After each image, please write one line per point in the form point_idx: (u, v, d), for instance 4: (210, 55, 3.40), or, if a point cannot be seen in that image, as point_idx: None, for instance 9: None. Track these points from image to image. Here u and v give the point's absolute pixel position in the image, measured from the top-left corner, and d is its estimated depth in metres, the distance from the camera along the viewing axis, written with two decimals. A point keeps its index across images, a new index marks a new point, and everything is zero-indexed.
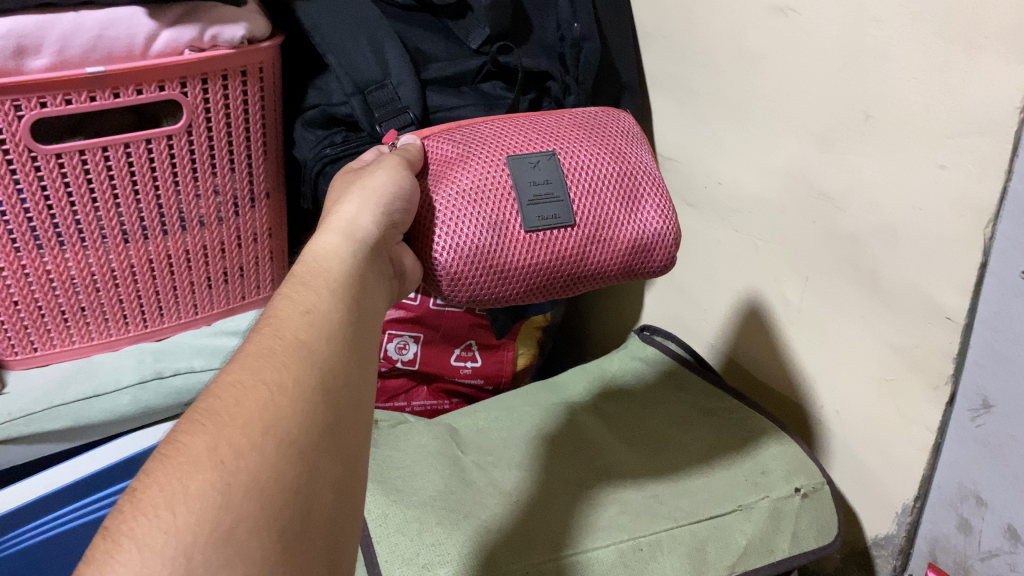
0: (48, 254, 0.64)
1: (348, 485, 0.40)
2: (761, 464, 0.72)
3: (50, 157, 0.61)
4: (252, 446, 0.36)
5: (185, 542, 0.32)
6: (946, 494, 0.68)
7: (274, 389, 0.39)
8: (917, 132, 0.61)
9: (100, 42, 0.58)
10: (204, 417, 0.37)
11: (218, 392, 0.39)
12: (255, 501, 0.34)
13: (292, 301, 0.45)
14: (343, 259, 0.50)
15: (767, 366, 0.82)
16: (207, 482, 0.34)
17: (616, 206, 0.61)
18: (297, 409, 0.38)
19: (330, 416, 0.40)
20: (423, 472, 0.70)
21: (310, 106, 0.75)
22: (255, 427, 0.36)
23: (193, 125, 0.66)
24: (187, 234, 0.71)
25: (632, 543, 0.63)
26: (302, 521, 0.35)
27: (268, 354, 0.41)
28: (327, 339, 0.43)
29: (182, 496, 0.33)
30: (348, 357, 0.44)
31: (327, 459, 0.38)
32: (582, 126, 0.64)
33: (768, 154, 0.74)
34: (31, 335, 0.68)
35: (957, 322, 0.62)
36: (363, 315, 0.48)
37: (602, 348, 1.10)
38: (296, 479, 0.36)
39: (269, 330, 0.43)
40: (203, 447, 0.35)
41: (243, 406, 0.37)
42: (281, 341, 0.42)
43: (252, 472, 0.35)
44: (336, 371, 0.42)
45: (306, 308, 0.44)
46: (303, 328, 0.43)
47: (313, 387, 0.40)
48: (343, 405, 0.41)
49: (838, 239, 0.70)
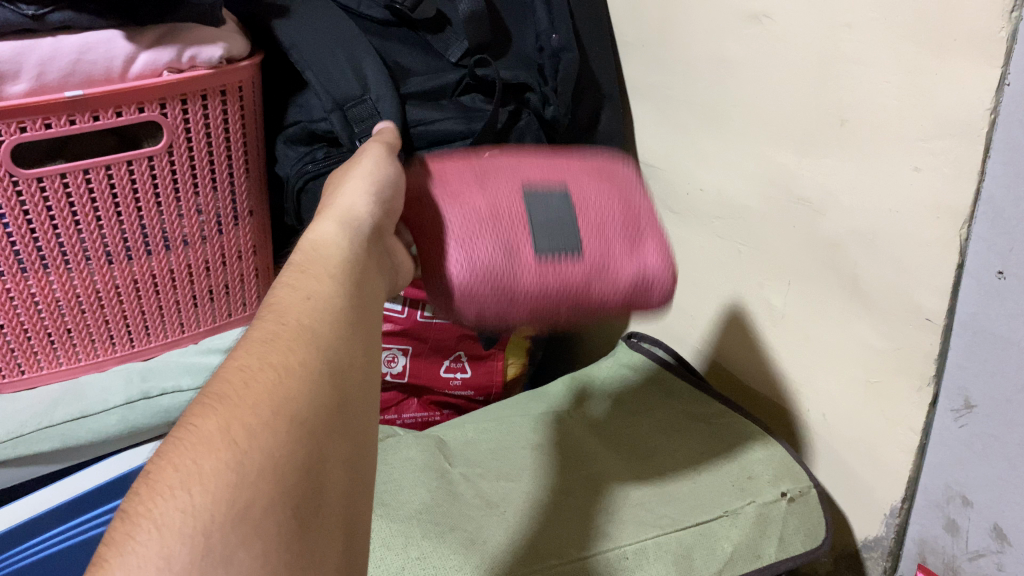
0: (32, 278, 0.65)
1: (357, 470, 0.39)
2: (747, 469, 0.72)
3: (31, 181, 0.61)
4: (266, 424, 0.35)
5: (203, 522, 0.31)
6: (933, 495, 0.68)
7: (282, 372, 0.38)
8: (891, 136, 0.61)
9: (78, 66, 0.59)
10: (214, 400, 0.37)
11: (227, 376, 0.38)
12: (267, 478, 0.33)
13: (294, 289, 0.44)
14: (341, 247, 0.48)
15: (755, 371, 0.82)
16: (221, 463, 0.33)
17: (626, 244, 0.59)
18: (307, 390, 0.38)
19: (338, 397, 0.39)
20: (409, 485, 0.70)
21: (291, 122, 0.75)
22: (265, 407, 0.36)
23: (174, 145, 0.67)
24: (171, 253, 0.72)
25: (618, 551, 0.63)
26: (314, 499, 0.35)
27: (271, 340, 0.40)
28: (331, 326, 0.42)
29: (198, 475, 0.33)
30: (355, 345, 0.43)
31: (336, 440, 0.38)
32: (601, 174, 0.64)
33: (749, 163, 0.75)
34: (18, 358, 0.69)
35: (937, 324, 0.62)
36: (366, 301, 0.47)
37: (591, 357, 1.10)
38: (306, 457, 0.35)
39: (273, 317, 0.42)
40: (216, 429, 0.35)
41: (253, 389, 0.37)
42: (284, 329, 0.41)
43: (265, 451, 0.34)
44: (343, 357, 0.41)
45: (308, 295, 0.43)
46: (308, 313, 0.42)
47: (320, 368, 0.39)
48: (350, 388, 0.40)
49: (818, 245, 0.70)
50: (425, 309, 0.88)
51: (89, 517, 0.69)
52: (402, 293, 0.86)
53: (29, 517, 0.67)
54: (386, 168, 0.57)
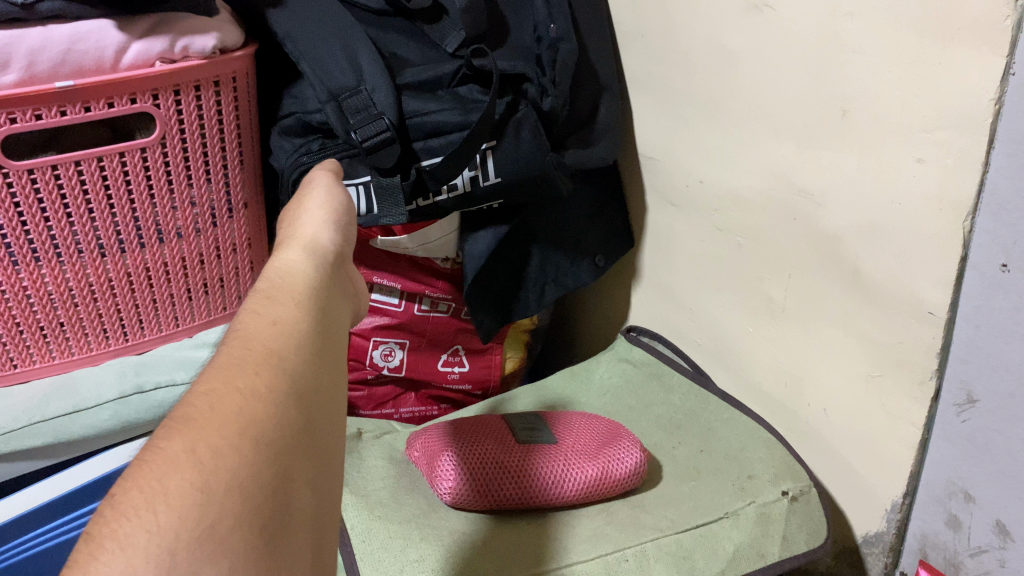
0: (24, 272, 0.64)
1: (319, 484, 0.38)
2: (748, 469, 0.71)
3: (22, 173, 0.60)
4: (231, 446, 0.33)
5: (168, 540, 0.29)
6: (935, 490, 0.67)
7: (249, 395, 0.35)
8: (892, 127, 0.60)
9: (68, 56, 0.58)
10: (179, 424, 0.33)
11: (191, 400, 0.35)
12: (234, 496, 0.31)
13: (257, 314, 0.41)
14: (308, 272, 0.46)
15: (756, 366, 0.81)
16: (187, 482, 0.31)
17: (592, 477, 0.68)
18: (272, 413, 0.35)
19: (305, 420, 0.37)
20: (406, 490, 0.69)
21: (286, 114, 0.74)
22: (231, 428, 0.33)
23: (167, 136, 0.66)
24: (164, 247, 0.71)
25: (617, 554, 0.62)
26: (280, 516, 0.33)
27: (238, 365, 0.36)
28: (296, 351, 0.39)
29: (162, 495, 0.30)
30: (322, 368, 0.41)
31: (300, 456, 0.36)
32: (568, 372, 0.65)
33: (749, 154, 0.74)
34: (11, 353, 0.68)
35: (940, 317, 0.61)
36: (331, 329, 0.44)
37: (589, 351, 1.10)
38: (273, 478, 0.33)
39: (238, 342, 0.38)
40: (181, 449, 0.32)
41: (219, 412, 0.34)
42: (251, 354, 0.38)
43: (232, 472, 0.32)
44: (307, 376, 0.39)
45: (275, 320, 0.40)
46: (275, 338, 0.39)
47: (286, 392, 0.37)
48: (318, 407, 0.39)
49: (819, 237, 0.70)
50: (423, 301, 0.89)
51: (78, 513, 0.70)
52: (401, 285, 0.87)
53: (21, 514, 0.66)
54: (337, 196, 0.55)
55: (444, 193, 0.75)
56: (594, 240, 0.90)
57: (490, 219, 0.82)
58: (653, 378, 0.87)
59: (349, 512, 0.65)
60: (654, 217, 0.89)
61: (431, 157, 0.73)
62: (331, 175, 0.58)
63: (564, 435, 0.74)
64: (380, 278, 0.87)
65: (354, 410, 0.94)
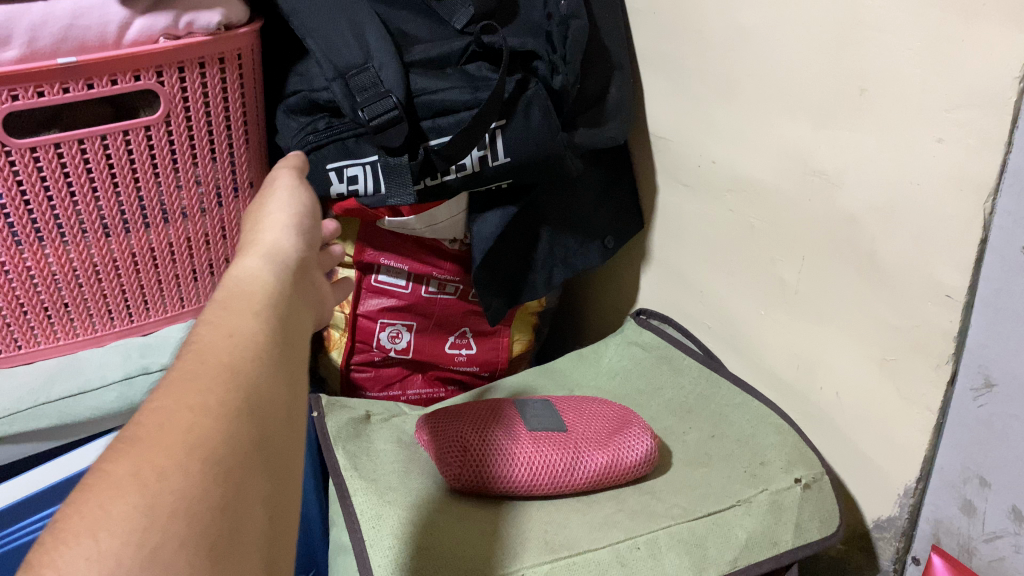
0: (27, 252, 0.63)
1: (281, 499, 0.36)
2: (759, 455, 0.71)
3: (25, 151, 0.59)
4: (177, 466, 0.32)
5: (107, 568, 0.28)
6: (949, 476, 0.66)
7: (197, 412, 0.35)
8: (912, 106, 0.59)
9: (71, 32, 0.57)
10: (125, 444, 0.33)
11: (137, 418, 0.34)
12: (179, 520, 0.30)
13: (216, 326, 0.40)
14: (269, 280, 0.46)
15: (767, 349, 0.80)
16: (130, 506, 0.30)
17: (602, 464, 0.67)
18: (223, 429, 0.35)
19: (259, 437, 0.36)
20: (416, 475, 0.69)
21: (291, 92, 0.73)
22: (177, 447, 0.33)
23: (172, 115, 0.65)
24: (169, 226, 0.70)
25: (629, 543, 0.61)
26: (232, 537, 0.32)
27: (190, 380, 0.36)
28: (254, 362, 0.39)
29: (102, 522, 0.29)
30: (278, 376, 0.40)
31: (255, 475, 0.35)
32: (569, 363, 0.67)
33: (764, 134, 0.72)
34: (15, 333, 0.67)
35: (957, 300, 0.60)
36: (291, 332, 0.44)
37: (598, 332, 1.08)
38: (223, 496, 0.32)
39: (192, 356, 0.38)
40: (126, 472, 0.31)
41: (167, 431, 0.33)
42: (205, 367, 0.37)
43: (177, 492, 0.31)
44: (265, 393, 0.38)
45: (230, 331, 0.40)
46: (229, 351, 0.39)
47: (239, 409, 0.36)
48: (275, 426, 0.38)
49: (835, 219, 0.68)
50: (430, 284, 0.88)
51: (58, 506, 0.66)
52: (407, 267, 0.86)
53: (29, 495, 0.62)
54: (306, 198, 0.55)
55: (453, 173, 0.73)
56: (603, 221, 0.88)
57: (498, 200, 0.81)
58: (662, 361, 0.86)
59: (358, 496, 0.64)
60: (664, 199, 0.88)
61: (439, 136, 0.71)
62: (293, 172, 0.58)
63: (573, 420, 0.73)
64: (388, 260, 0.85)
65: (362, 393, 0.93)
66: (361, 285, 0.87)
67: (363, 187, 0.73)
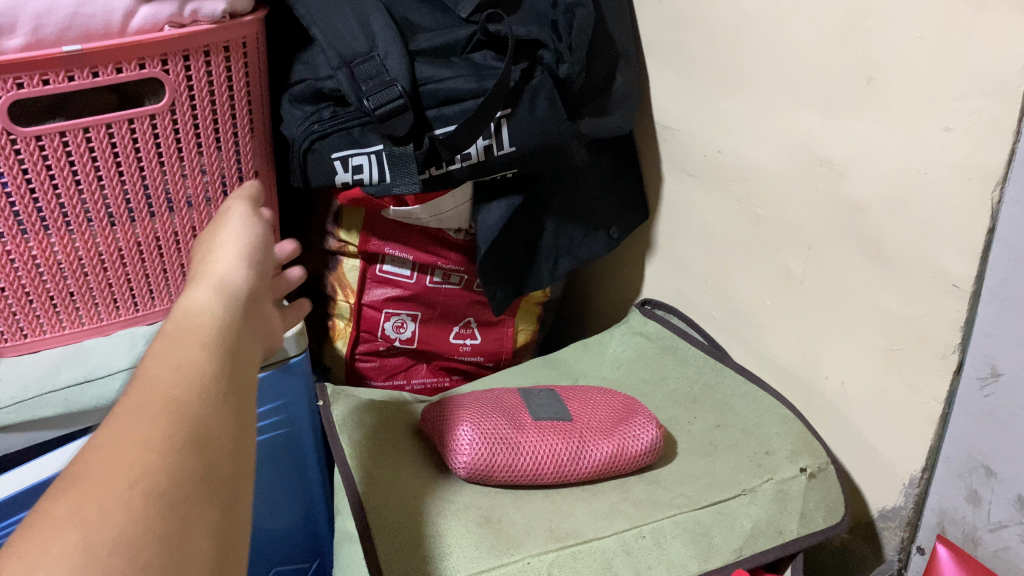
0: (33, 240, 0.63)
1: (231, 525, 0.36)
2: (765, 444, 0.71)
3: (30, 139, 0.59)
4: (119, 502, 0.32)
5: None
6: (954, 466, 0.66)
7: (139, 446, 0.35)
8: (919, 95, 0.59)
9: (76, 20, 0.56)
10: (68, 483, 0.33)
11: (84, 456, 0.34)
12: (121, 556, 0.30)
13: (161, 358, 0.41)
14: (218, 317, 0.46)
15: (773, 339, 0.80)
16: (71, 544, 0.30)
17: (608, 454, 0.67)
18: (166, 463, 0.34)
19: (202, 468, 0.36)
20: (422, 463, 0.69)
21: (296, 81, 0.73)
22: (120, 480, 0.33)
23: (177, 103, 0.64)
24: (174, 215, 0.70)
25: (634, 531, 0.62)
26: (178, 568, 0.32)
27: (131, 418, 0.36)
28: (202, 393, 0.39)
29: (41, 559, 0.29)
30: (227, 405, 0.40)
31: (201, 505, 0.35)
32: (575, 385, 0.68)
33: (769, 123, 0.72)
34: (20, 322, 0.67)
35: (964, 290, 0.60)
36: (240, 362, 0.44)
37: (602, 323, 1.08)
38: (166, 531, 0.32)
39: (139, 388, 0.38)
40: (66, 512, 0.31)
41: (109, 466, 0.33)
42: (148, 399, 0.37)
43: (119, 527, 0.31)
44: (211, 424, 0.38)
45: (178, 363, 0.40)
46: (175, 382, 0.39)
47: (185, 440, 0.36)
48: (220, 456, 0.37)
49: (841, 208, 0.68)
50: (435, 274, 0.88)
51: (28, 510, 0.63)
52: (412, 257, 0.86)
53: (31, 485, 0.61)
54: (252, 232, 0.55)
55: (458, 162, 0.73)
56: (607, 211, 0.88)
57: (503, 189, 0.80)
58: (667, 351, 0.86)
59: (365, 484, 0.65)
60: (670, 188, 0.88)
61: (444, 125, 0.71)
62: (248, 206, 0.59)
63: (578, 410, 0.72)
64: (393, 249, 0.85)
65: (367, 382, 0.94)
66: (366, 274, 0.87)
67: (368, 176, 0.73)
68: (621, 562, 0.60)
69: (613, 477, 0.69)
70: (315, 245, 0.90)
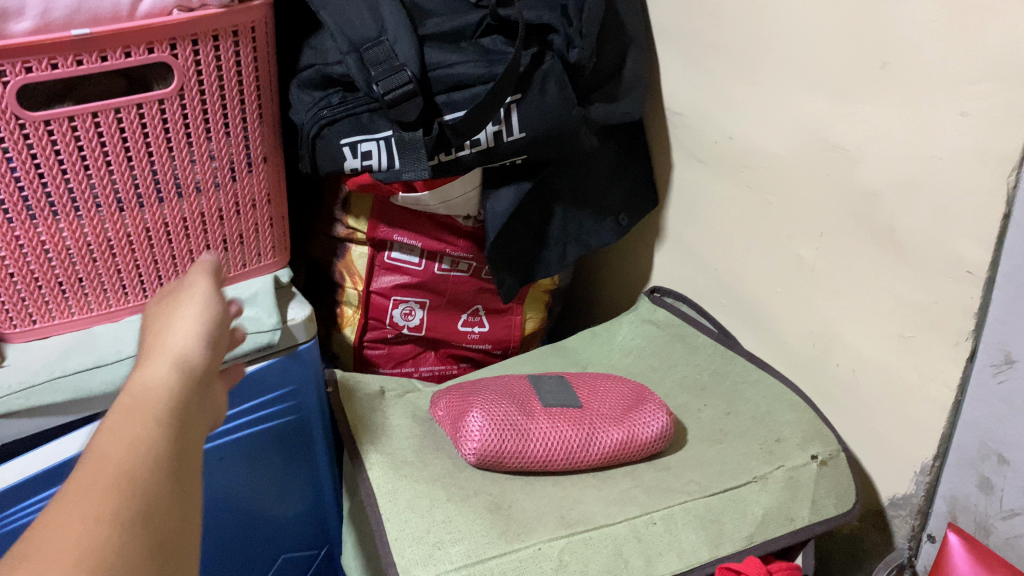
0: (41, 225, 0.63)
1: None
2: (776, 432, 0.70)
3: (39, 124, 0.59)
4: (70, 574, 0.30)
5: None
6: (966, 453, 0.66)
7: (89, 521, 0.32)
8: (935, 80, 0.58)
9: (84, 3, 0.56)
10: (18, 556, 0.31)
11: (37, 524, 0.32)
12: None
13: (112, 432, 0.37)
14: (174, 395, 0.41)
15: (783, 327, 0.79)
16: None
17: (618, 441, 0.67)
18: (116, 543, 0.32)
19: (152, 549, 0.33)
20: (432, 450, 0.69)
21: (304, 66, 0.72)
22: (70, 553, 0.31)
23: (185, 88, 0.64)
24: (183, 201, 0.69)
25: (645, 518, 0.61)
26: None
27: (78, 493, 0.33)
28: (154, 473, 0.36)
29: None
30: (178, 492, 0.37)
31: None
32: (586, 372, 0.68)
33: (781, 109, 0.72)
34: (29, 308, 0.67)
35: (979, 276, 0.60)
36: (192, 445, 0.40)
37: (610, 310, 1.08)
38: None
39: (90, 461, 0.35)
40: None
41: (56, 540, 0.31)
42: (99, 473, 0.34)
43: None
44: (165, 505, 0.35)
45: (132, 441, 0.37)
46: (129, 457, 0.36)
47: (138, 513, 0.34)
48: (167, 548, 0.34)
49: (853, 194, 0.68)
50: (443, 261, 0.88)
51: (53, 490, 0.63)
52: (421, 245, 0.86)
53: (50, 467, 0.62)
54: (217, 303, 0.49)
55: (467, 148, 0.73)
56: (617, 198, 0.88)
57: (512, 176, 0.80)
58: (676, 339, 0.85)
59: (375, 470, 0.65)
60: (679, 175, 0.88)
61: (454, 111, 0.70)
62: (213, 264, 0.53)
63: (588, 397, 0.72)
64: (401, 237, 0.85)
65: (375, 369, 0.94)
66: (374, 262, 0.87)
67: (376, 162, 0.72)
68: (632, 549, 0.59)
69: (623, 464, 0.69)
70: (323, 232, 0.90)
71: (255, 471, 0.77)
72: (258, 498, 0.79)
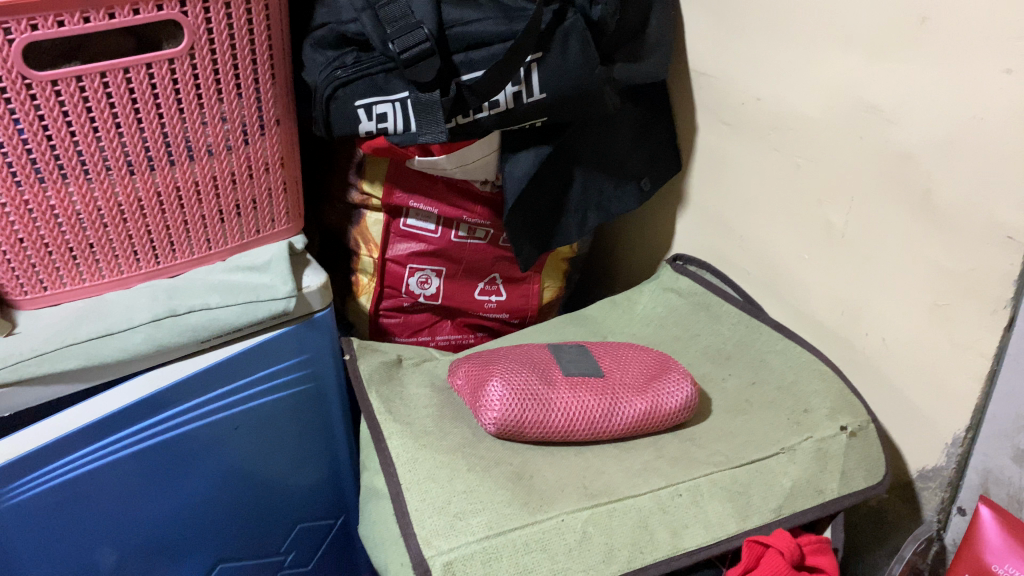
0: (50, 188, 0.61)
1: None
2: (804, 402, 0.69)
3: (45, 84, 0.57)
4: None
5: None
6: (1000, 425, 0.64)
7: None
8: (979, 37, 0.56)
9: None
10: None
11: None
12: None
13: None
14: None
15: (810, 295, 0.77)
16: None
17: (641, 411, 0.66)
18: None
19: None
20: (451, 418, 0.67)
21: (319, 24, 0.70)
22: None
23: (196, 47, 0.62)
24: (195, 165, 0.67)
25: (671, 489, 0.60)
26: None
27: None
28: None
29: None
30: None
31: None
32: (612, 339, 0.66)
33: (813, 68, 0.69)
34: (39, 273, 0.65)
35: (1020, 242, 0.57)
36: None
37: (629, 279, 1.06)
38: None
39: None
40: None
41: None
42: None
43: None
44: None
45: None
46: None
47: None
48: None
49: (887, 156, 0.65)
50: (460, 228, 0.86)
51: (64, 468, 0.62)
52: (437, 211, 0.83)
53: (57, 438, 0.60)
54: None
55: (486, 110, 0.70)
56: (639, 162, 0.85)
57: (530, 140, 0.78)
58: (700, 308, 0.84)
59: (394, 440, 0.63)
60: (704, 139, 0.85)
61: (471, 71, 0.68)
62: None
63: (611, 366, 0.70)
64: (417, 203, 0.83)
65: (391, 337, 0.92)
66: (390, 229, 0.85)
67: (392, 124, 0.71)
68: (657, 520, 0.58)
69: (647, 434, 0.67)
70: (339, 199, 0.88)
71: (272, 439, 0.76)
72: (275, 468, 0.78)
